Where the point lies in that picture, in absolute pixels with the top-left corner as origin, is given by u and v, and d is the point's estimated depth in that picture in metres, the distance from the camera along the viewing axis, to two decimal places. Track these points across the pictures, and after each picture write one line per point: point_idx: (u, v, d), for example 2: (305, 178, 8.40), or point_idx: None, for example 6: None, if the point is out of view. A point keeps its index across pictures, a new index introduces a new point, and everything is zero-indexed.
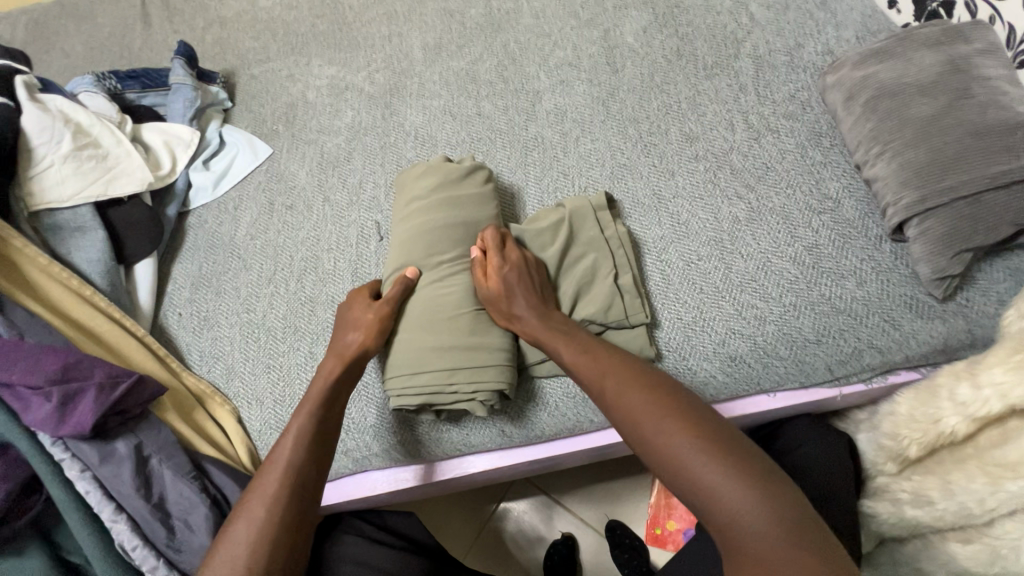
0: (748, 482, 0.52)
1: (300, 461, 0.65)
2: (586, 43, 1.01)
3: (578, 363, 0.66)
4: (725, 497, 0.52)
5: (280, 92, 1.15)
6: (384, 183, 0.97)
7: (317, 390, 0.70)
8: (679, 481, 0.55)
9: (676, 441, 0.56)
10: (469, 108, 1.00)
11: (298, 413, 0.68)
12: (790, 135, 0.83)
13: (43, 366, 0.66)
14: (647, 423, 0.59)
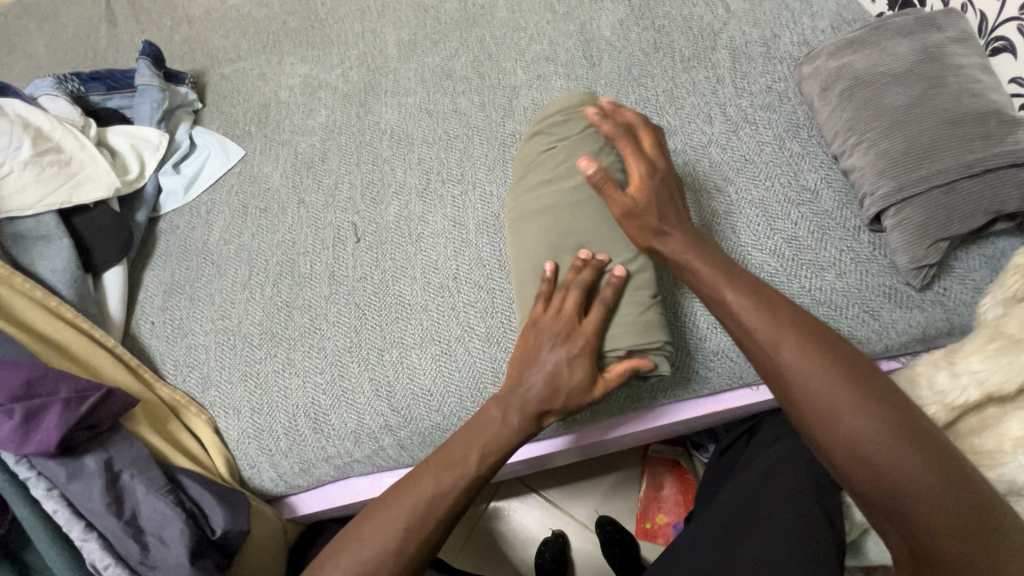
0: (919, 456, 0.50)
1: (458, 482, 0.62)
2: (562, 37, 0.99)
3: (750, 311, 0.60)
4: (885, 465, 0.50)
5: (252, 92, 1.12)
6: (360, 183, 0.95)
7: (498, 427, 0.65)
8: (831, 440, 0.53)
9: (842, 402, 0.53)
10: (445, 105, 0.98)
11: (472, 446, 0.64)
12: (768, 127, 0.83)
13: (6, 382, 0.63)
14: (806, 378, 0.55)
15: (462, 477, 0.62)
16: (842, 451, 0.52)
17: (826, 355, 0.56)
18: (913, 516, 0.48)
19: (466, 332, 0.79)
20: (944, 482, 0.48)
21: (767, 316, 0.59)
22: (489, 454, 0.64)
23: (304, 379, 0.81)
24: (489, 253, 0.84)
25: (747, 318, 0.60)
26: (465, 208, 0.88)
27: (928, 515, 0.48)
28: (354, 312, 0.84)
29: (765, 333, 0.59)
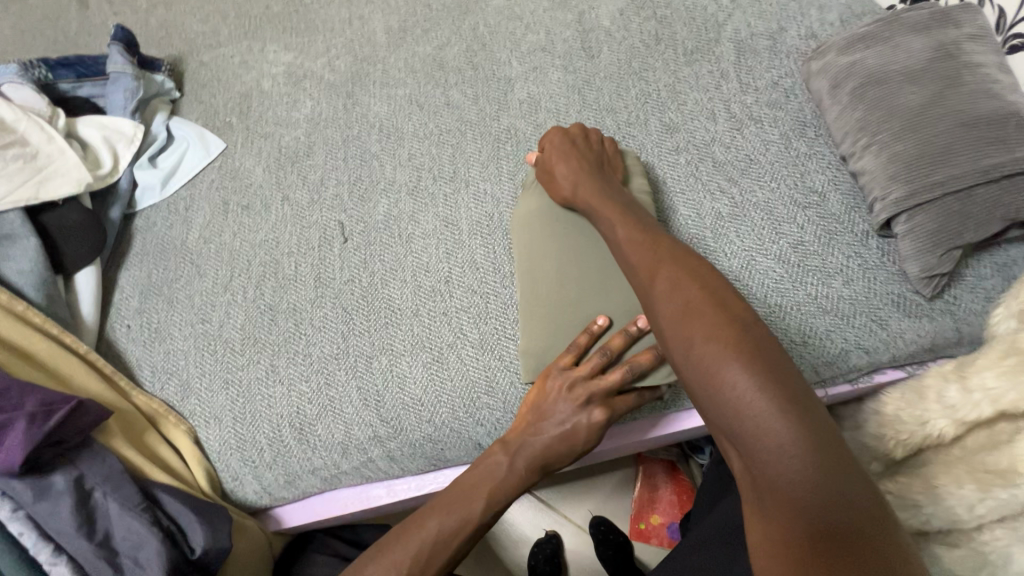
0: (747, 362, 0.47)
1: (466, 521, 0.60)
2: (559, 27, 0.95)
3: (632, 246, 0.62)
4: (717, 377, 0.48)
5: (233, 80, 1.06)
6: (347, 179, 0.90)
7: (511, 478, 0.63)
8: (678, 359, 0.52)
9: (696, 321, 0.51)
10: (437, 98, 0.94)
11: (478, 495, 0.62)
12: (773, 125, 0.79)
13: None
14: (671, 304, 0.54)
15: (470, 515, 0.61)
16: (687, 366, 0.50)
17: (688, 280, 0.54)
18: (743, 432, 0.45)
19: (458, 338, 0.76)
20: (782, 405, 0.45)
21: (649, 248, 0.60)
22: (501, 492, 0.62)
23: (289, 387, 0.77)
24: (482, 255, 0.80)
25: (630, 254, 0.61)
26: (458, 207, 0.84)
27: (760, 431, 0.44)
28: (341, 317, 0.80)
29: (640, 263, 0.59)
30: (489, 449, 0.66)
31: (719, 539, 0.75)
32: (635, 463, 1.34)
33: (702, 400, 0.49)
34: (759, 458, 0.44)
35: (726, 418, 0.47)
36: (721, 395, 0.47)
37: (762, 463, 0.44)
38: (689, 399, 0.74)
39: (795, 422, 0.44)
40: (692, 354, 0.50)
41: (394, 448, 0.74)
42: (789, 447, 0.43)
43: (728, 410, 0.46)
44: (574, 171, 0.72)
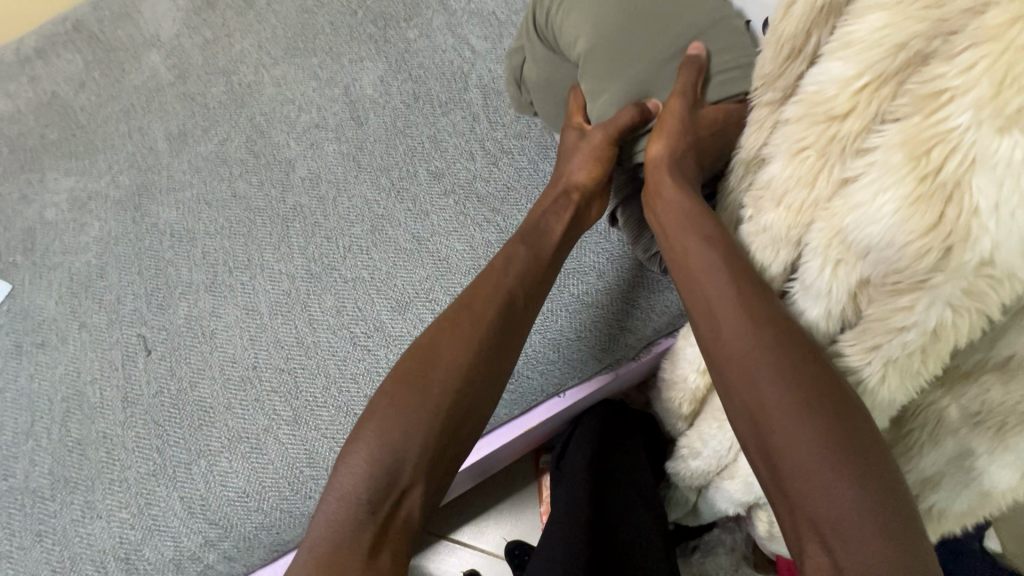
0: (844, 439, 0.47)
1: (357, 497, 0.57)
2: (329, 102, 1.02)
3: (715, 291, 0.56)
4: (808, 442, 0.48)
5: (13, 218, 1.03)
6: (144, 291, 0.90)
7: (442, 377, 0.62)
8: (767, 409, 0.51)
9: (795, 390, 0.49)
10: (224, 192, 0.97)
11: (414, 402, 0.61)
12: (521, 154, 0.90)
13: None
14: (763, 365, 0.51)
15: (374, 456, 0.58)
16: (780, 434, 0.49)
17: (781, 336, 0.51)
18: (815, 485, 0.47)
19: (273, 421, 0.77)
20: (877, 475, 0.46)
21: (743, 304, 0.54)
22: (434, 422, 0.60)
23: (109, 519, 0.75)
24: (286, 332, 0.83)
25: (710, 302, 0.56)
26: (256, 292, 0.86)
27: (842, 495, 0.46)
28: (153, 432, 0.79)
29: (728, 313, 0.54)
30: (443, 356, 0.64)
31: (547, 533, 0.77)
32: (535, 477, 1.39)
33: (786, 476, 0.49)
34: (840, 520, 0.46)
35: (798, 471, 0.48)
36: (809, 480, 0.47)
37: (834, 517, 0.46)
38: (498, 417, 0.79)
39: (881, 484, 0.46)
40: (792, 439, 0.49)
41: (232, 546, 0.74)
42: (869, 513, 0.45)
43: (802, 467, 0.48)
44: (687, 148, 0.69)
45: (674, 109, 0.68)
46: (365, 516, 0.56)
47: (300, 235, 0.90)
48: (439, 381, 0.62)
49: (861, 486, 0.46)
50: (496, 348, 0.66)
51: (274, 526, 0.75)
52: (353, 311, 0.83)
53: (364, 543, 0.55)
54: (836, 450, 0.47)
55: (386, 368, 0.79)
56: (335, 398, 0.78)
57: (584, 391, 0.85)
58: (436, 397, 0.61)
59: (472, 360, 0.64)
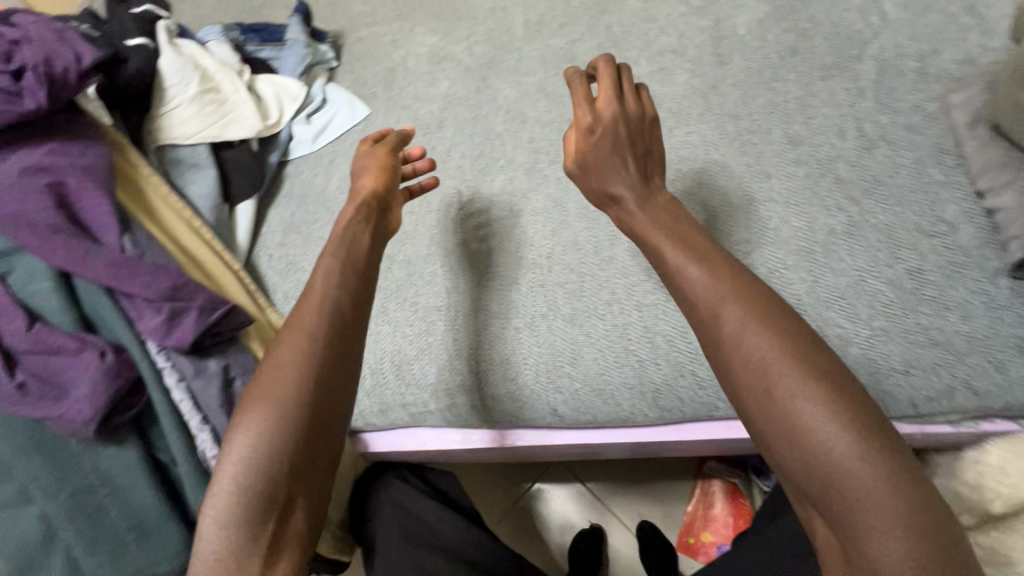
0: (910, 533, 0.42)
1: (252, 456, 0.52)
2: (694, 32, 0.97)
3: (781, 345, 0.49)
4: (803, 411, 0.47)
5: (383, 56, 1.19)
6: (470, 154, 0.99)
7: (297, 364, 0.55)
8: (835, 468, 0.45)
9: (781, 364, 0.49)
10: (563, 89, 1.00)
11: (274, 383, 0.54)
12: (908, 149, 0.77)
13: (158, 282, 0.72)
14: (745, 339, 0.50)
15: (248, 449, 0.52)
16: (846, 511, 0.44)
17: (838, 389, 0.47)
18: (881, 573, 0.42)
19: (550, 311, 0.80)
20: (883, 448, 0.45)
21: (718, 274, 0.54)
22: (311, 425, 0.54)
23: (395, 328, 0.86)
24: (585, 238, 0.84)
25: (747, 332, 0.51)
26: (568, 191, 0.89)
27: (846, 461, 0.44)
28: (447, 275, 0.87)
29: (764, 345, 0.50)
30: (308, 316, 0.58)
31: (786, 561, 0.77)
32: (693, 476, 1.32)
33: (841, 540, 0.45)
34: (862, 494, 0.44)
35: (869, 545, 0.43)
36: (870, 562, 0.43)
37: (845, 487, 0.44)
38: None
39: None
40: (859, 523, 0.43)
41: (478, 402, 0.80)
42: (887, 488, 0.43)
43: (794, 432, 0.47)
44: (632, 160, 0.63)
45: (581, 106, 0.66)
46: (280, 474, 0.52)
47: None
48: (292, 388, 0.54)
49: None
50: (342, 338, 0.58)
51: (519, 402, 0.79)
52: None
53: (262, 505, 0.52)
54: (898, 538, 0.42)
55: (674, 309, 0.76)
56: (612, 317, 0.78)
57: None
58: (302, 380, 0.55)
59: (321, 366, 0.56)
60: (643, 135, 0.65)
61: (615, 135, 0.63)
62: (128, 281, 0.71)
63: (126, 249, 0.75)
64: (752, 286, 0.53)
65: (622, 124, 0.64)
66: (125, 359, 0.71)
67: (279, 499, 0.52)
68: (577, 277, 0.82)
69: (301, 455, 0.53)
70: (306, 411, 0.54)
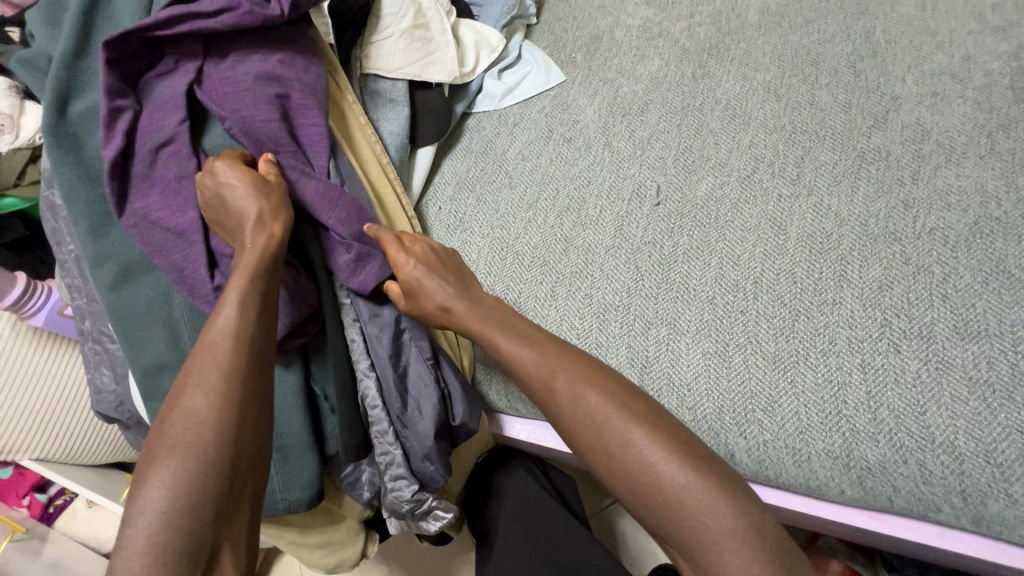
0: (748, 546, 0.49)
1: (175, 505, 0.47)
2: (986, 56, 0.81)
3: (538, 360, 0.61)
4: (662, 466, 0.53)
5: (588, 21, 1.11)
6: (675, 146, 0.89)
7: (207, 401, 0.52)
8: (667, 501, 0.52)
9: (610, 422, 0.56)
10: (800, 94, 0.87)
11: (205, 437, 0.50)
12: None
13: (352, 220, 0.71)
14: (582, 403, 0.58)
15: (168, 503, 0.47)
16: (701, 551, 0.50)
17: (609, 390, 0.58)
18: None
19: (750, 344, 0.70)
20: (734, 491, 0.51)
21: (529, 346, 0.63)
22: (222, 465, 0.50)
23: (562, 317, 0.80)
24: (805, 271, 0.73)
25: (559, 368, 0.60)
26: (792, 212, 0.77)
27: (706, 508, 0.50)
28: (632, 274, 0.79)
29: (542, 367, 0.61)
30: (212, 340, 0.55)
31: None
32: None
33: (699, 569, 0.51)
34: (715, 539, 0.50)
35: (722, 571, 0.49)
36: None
37: (695, 525, 0.51)
38: (1015, 535, 0.59)
39: None
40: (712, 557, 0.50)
41: None
42: (738, 522, 0.50)
43: (638, 475, 0.53)
44: (427, 262, 0.69)
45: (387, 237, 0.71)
46: (206, 521, 0.48)
47: (871, 184, 0.76)
48: (200, 426, 0.51)
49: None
50: (257, 364, 0.56)
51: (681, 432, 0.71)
52: (897, 298, 0.68)
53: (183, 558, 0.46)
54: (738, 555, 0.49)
55: (909, 382, 0.64)
56: (827, 371, 0.67)
57: None
58: (214, 420, 0.51)
59: (227, 379, 0.53)
60: (453, 265, 0.71)
61: (425, 263, 0.69)
62: (328, 212, 0.70)
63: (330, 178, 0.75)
64: (583, 362, 0.61)
65: (427, 253, 0.70)
66: (309, 287, 0.69)
67: (208, 545, 0.48)
68: (599, 290, 0.80)
69: (222, 512, 0.50)
70: (219, 439, 0.51)
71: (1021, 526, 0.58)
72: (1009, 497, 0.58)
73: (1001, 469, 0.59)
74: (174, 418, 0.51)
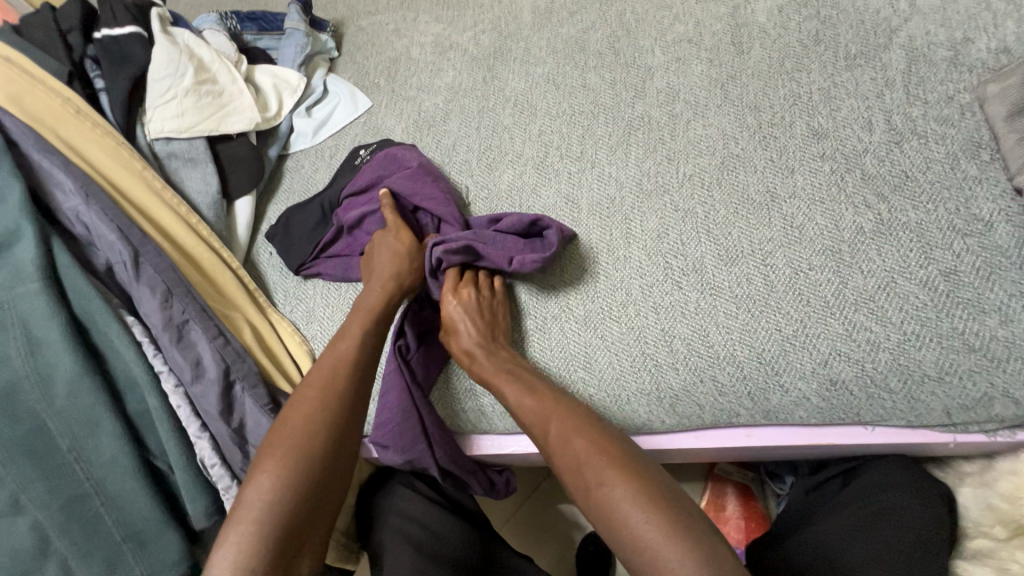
0: (622, 472, 0.56)
1: (272, 509, 0.57)
2: (711, 19, 0.93)
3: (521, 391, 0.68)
4: (598, 469, 0.57)
5: (385, 46, 1.15)
6: (477, 148, 0.95)
7: (296, 425, 0.64)
8: (579, 469, 0.58)
9: (559, 426, 0.63)
10: (574, 79, 0.96)
11: (269, 456, 0.61)
12: (939, 143, 0.73)
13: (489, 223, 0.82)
14: (542, 410, 0.65)
15: (263, 498, 0.58)
16: (593, 500, 0.56)
17: (563, 403, 0.65)
18: (649, 552, 0.52)
19: (565, 313, 0.78)
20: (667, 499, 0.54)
21: (535, 385, 0.69)
22: (294, 475, 0.60)
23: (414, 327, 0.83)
24: (599, 236, 0.81)
25: (523, 403, 0.67)
26: (580, 187, 0.86)
27: (623, 505, 0.54)
28: None
29: (534, 408, 0.66)
30: (298, 396, 0.67)
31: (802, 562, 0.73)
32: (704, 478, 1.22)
33: (624, 545, 0.54)
34: (649, 542, 0.52)
35: (625, 517, 0.54)
36: (618, 525, 0.54)
37: (596, 493, 0.56)
38: (793, 418, 0.69)
39: (664, 508, 0.53)
40: (603, 503, 0.56)
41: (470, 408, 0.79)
42: (632, 486, 0.55)
43: (567, 461, 0.60)
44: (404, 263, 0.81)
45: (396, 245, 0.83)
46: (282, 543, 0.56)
47: (640, 147, 0.86)
48: (284, 445, 0.62)
49: (662, 510, 0.53)
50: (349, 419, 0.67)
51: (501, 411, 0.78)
52: (674, 242, 0.77)
53: (272, 535, 0.56)
54: (616, 481, 0.56)
55: (694, 312, 0.73)
56: (629, 319, 0.75)
57: (902, 436, 0.69)
58: (297, 445, 0.62)
59: (309, 422, 0.64)
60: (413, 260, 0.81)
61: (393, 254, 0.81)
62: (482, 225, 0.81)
63: (120, 250, 0.72)
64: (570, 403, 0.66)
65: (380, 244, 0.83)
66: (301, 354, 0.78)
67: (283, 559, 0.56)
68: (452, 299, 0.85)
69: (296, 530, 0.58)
70: (305, 460, 0.61)
71: (795, 410, 0.68)
72: (781, 386, 0.68)
73: (770, 365, 0.68)
74: (288, 428, 0.63)
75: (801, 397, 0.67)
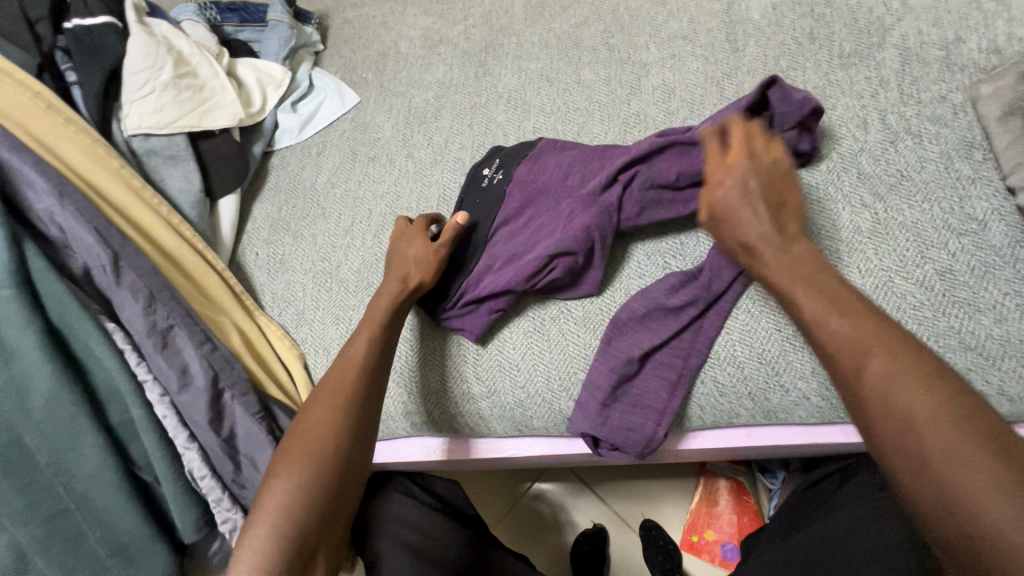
0: (971, 429, 0.43)
1: (285, 520, 0.54)
2: (705, 16, 0.92)
3: (805, 286, 0.54)
4: (921, 412, 0.44)
5: (372, 39, 1.11)
6: (470, 145, 0.93)
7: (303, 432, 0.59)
8: (900, 404, 0.45)
9: (866, 338, 0.49)
10: (568, 76, 0.94)
11: (279, 468, 0.57)
12: (933, 142, 0.73)
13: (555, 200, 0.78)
14: (866, 363, 0.48)
15: (275, 509, 0.54)
16: (920, 481, 0.43)
17: (894, 335, 0.49)
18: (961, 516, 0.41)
19: (563, 314, 0.77)
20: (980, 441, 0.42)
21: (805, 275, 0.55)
22: (301, 488, 0.56)
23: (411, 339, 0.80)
24: None
25: (812, 304, 0.53)
26: None
27: (960, 472, 0.42)
28: None
29: (823, 315, 0.52)
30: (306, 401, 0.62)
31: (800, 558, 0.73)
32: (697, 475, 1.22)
33: (906, 462, 0.44)
34: (954, 483, 0.41)
35: (948, 473, 0.42)
36: (947, 491, 0.42)
37: (915, 436, 0.44)
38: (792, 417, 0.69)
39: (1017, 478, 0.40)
40: (938, 470, 0.43)
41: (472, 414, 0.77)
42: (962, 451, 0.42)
43: (897, 408, 0.46)
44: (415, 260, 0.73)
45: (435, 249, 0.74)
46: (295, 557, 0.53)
47: None
48: (287, 455, 0.58)
49: (994, 459, 0.41)
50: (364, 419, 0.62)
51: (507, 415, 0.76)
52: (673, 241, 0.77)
53: (286, 548, 0.53)
54: (966, 438, 0.42)
55: None
56: None
57: None
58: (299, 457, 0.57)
59: (319, 427, 0.59)
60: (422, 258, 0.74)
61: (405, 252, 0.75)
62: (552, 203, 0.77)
63: (97, 253, 0.69)
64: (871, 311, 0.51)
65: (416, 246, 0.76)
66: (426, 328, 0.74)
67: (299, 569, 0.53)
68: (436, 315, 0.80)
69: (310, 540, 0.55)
70: (315, 465, 0.57)
71: (794, 409, 0.69)
72: (781, 386, 0.68)
73: (771, 366, 0.68)
74: (292, 437, 0.59)
75: (801, 397, 0.68)
